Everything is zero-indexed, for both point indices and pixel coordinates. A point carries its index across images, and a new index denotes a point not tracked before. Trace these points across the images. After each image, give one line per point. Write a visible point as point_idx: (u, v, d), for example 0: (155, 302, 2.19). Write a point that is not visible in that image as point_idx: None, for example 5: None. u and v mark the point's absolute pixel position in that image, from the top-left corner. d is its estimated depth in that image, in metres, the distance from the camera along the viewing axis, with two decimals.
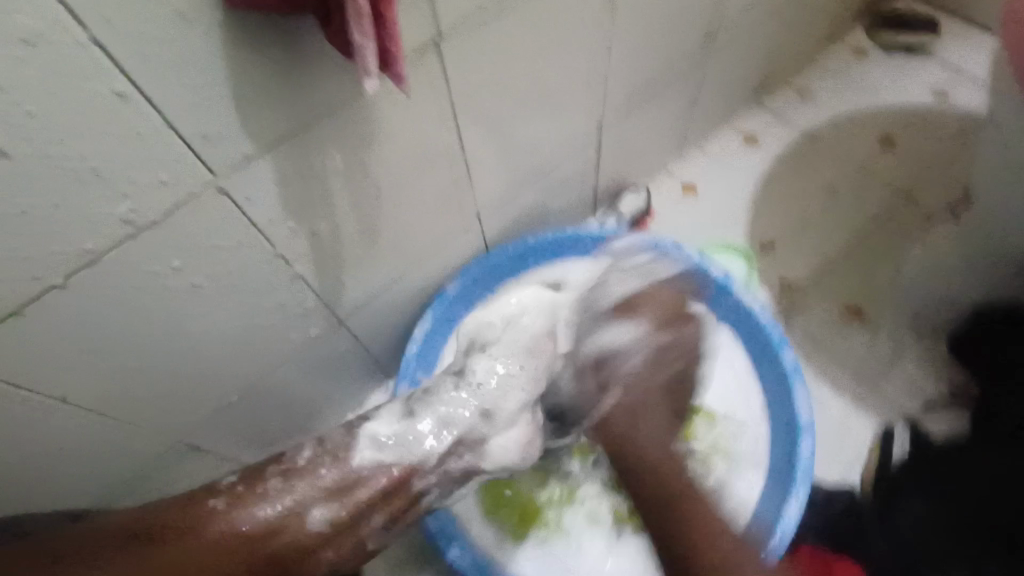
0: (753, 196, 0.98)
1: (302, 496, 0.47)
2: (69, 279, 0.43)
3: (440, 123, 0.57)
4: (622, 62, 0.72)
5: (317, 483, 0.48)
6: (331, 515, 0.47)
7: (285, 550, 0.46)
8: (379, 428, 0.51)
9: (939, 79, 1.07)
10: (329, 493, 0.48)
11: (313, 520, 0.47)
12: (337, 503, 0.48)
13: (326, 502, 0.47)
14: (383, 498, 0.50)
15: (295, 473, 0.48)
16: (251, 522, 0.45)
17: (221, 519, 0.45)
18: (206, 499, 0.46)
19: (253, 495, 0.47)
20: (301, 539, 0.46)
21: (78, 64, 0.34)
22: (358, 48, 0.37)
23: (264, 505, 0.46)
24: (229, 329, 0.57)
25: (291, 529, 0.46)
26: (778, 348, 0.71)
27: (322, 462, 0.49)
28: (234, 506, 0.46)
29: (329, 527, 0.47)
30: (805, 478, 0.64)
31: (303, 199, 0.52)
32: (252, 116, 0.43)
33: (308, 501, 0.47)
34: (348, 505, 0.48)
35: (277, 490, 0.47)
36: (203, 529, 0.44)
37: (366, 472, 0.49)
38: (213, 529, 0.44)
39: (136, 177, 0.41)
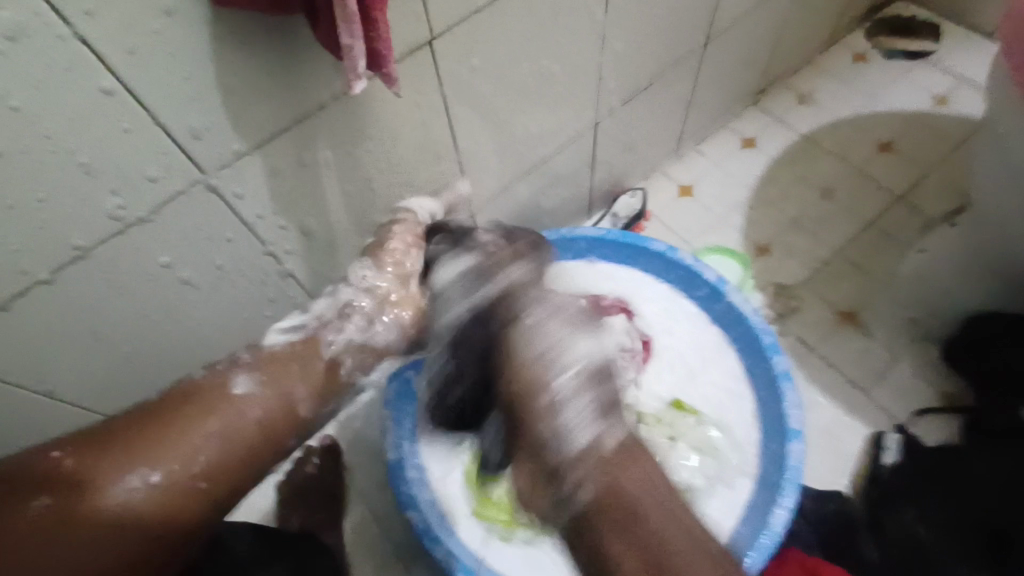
0: (749, 198, 0.98)
1: (222, 371, 0.47)
2: (58, 274, 0.43)
3: (433, 122, 0.57)
4: (619, 63, 0.72)
5: (241, 365, 0.48)
6: (261, 387, 0.47)
7: (221, 429, 0.44)
8: (286, 322, 0.55)
9: (939, 84, 1.06)
10: (251, 370, 0.48)
11: (239, 389, 0.46)
12: (269, 386, 0.47)
13: (251, 372, 0.47)
14: (310, 382, 0.50)
15: (221, 363, 0.48)
16: (197, 415, 0.44)
17: (148, 407, 0.44)
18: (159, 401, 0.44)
19: (194, 392, 0.45)
20: (236, 417, 0.45)
21: (65, 61, 0.34)
22: (348, 50, 0.37)
23: (198, 396, 0.45)
24: (219, 324, 0.57)
25: (235, 416, 0.45)
26: (770, 352, 0.71)
27: (239, 364, 0.48)
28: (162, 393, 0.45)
29: (259, 395, 0.46)
30: (795, 483, 0.64)
31: (294, 196, 0.52)
32: (241, 112, 0.43)
33: (231, 374, 0.47)
34: (270, 377, 0.48)
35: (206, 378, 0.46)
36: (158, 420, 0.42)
37: (279, 347, 0.51)
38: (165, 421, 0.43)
39: (124, 173, 0.41)
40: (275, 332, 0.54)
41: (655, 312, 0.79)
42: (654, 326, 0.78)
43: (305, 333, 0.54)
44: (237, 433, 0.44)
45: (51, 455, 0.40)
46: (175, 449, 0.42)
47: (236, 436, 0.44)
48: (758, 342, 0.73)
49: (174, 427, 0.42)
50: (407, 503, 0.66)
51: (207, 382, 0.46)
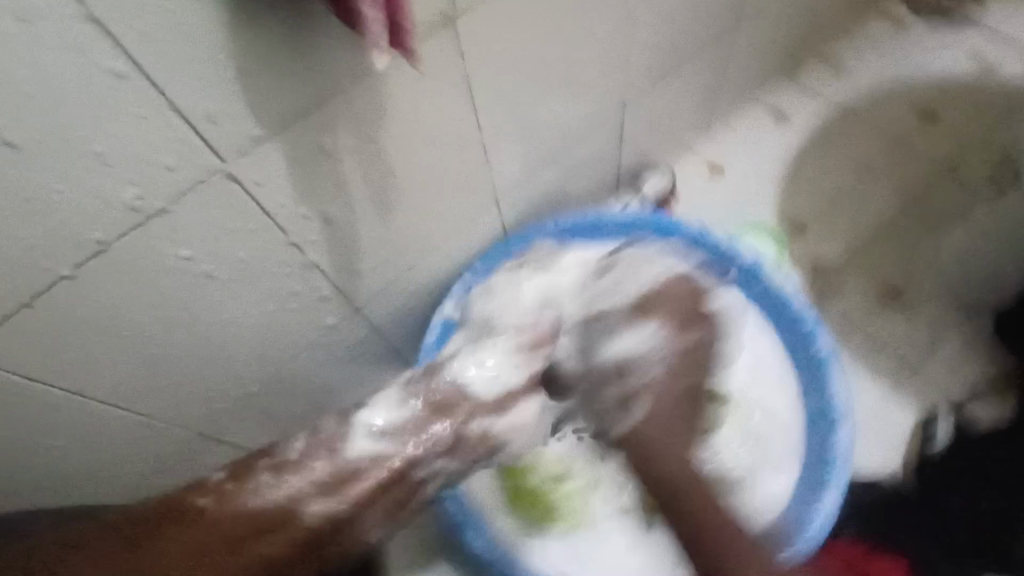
0: (782, 175, 0.94)
1: (297, 489, 0.42)
2: (79, 269, 0.42)
3: (455, 103, 0.55)
4: (647, 34, 0.68)
5: (309, 474, 0.43)
6: (328, 506, 0.42)
7: (283, 550, 0.40)
8: (375, 416, 0.46)
9: (984, 48, 1.00)
10: (325, 488, 0.42)
11: (308, 517, 0.41)
12: (334, 496, 0.42)
13: (325, 496, 0.42)
14: (383, 493, 0.45)
15: (286, 467, 0.42)
16: (240, 516, 0.40)
17: (204, 518, 0.40)
18: (187, 498, 0.41)
19: (238, 488, 0.41)
20: (293, 534, 0.41)
21: (75, 41, 0.32)
22: (368, 20, 0.35)
23: (251, 501, 0.41)
24: (243, 318, 0.56)
25: (287, 522, 0.41)
26: (813, 338, 0.68)
27: (315, 453, 0.44)
28: (221, 504, 0.41)
29: (327, 522, 0.41)
30: (842, 477, 0.63)
31: (316, 184, 0.50)
32: (256, 95, 0.41)
33: (297, 495, 0.41)
34: (345, 501, 0.42)
35: (266, 486, 0.42)
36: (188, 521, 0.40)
37: (363, 463, 0.44)
38: (206, 519, 0.40)
39: (142, 162, 0.39)
40: (362, 431, 0.45)
41: None
42: None
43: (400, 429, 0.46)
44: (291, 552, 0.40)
45: None
46: (232, 555, 0.39)
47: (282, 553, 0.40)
48: (799, 327, 0.70)
49: (230, 548, 0.39)
50: (443, 493, 0.64)
51: (252, 493, 0.41)
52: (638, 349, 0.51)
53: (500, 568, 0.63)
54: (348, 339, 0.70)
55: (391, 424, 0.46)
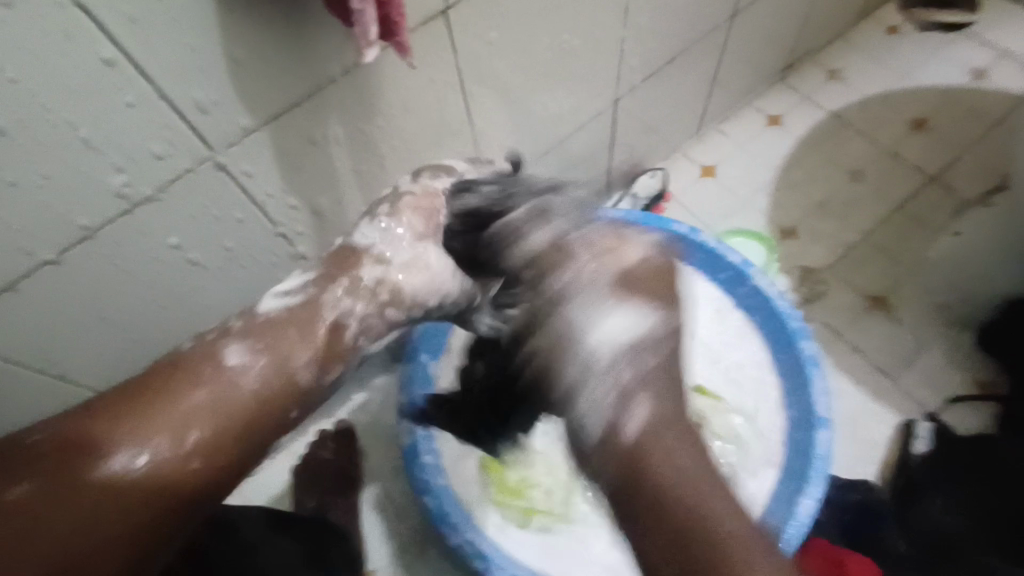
0: (773, 179, 0.95)
1: (215, 368, 0.36)
2: (63, 255, 0.42)
3: (447, 99, 0.55)
4: (642, 36, 0.68)
5: (232, 337, 0.38)
6: (260, 358, 0.37)
7: (218, 421, 0.35)
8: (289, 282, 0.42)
9: (976, 59, 1.01)
10: (248, 355, 0.37)
11: (232, 369, 0.36)
12: (264, 356, 0.37)
13: (250, 345, 0.37)
14: (320, 349, 0.39)
15: (206, 348, 0.37)
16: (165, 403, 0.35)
17: (118, 400, 0.34)
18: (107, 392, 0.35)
19: (154, 376, 0.36)
20: (228, 395, 0.36)
21: (62, 28, 0.32)
22: (358, 15, 0.35)
23: (183, 387, 0.35)
24: (229, 307, 0.56)
25: (225, 392, 0.36)
26: (796, 337, 0.68)
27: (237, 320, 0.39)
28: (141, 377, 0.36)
29: (261, 372, 0.37)
30: (823, 472, 0.61)
31: (304, 175, 0.50)
32: (247, 85, 0.41)
33: (222, 352, 0.37)
34: (282, 356, 0.38)
35: (186, 369, 0.36)
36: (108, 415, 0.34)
37: (281, 321, 0.39)
38: (121, 413, 0.34)
39: (129, 149, 0.39)
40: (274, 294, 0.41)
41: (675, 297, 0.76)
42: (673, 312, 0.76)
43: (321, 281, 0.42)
44: (230, 409, 0.36)
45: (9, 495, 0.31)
46: (160, 421, 0.34)
47: (230, 412, 0.36)
48: (783, 326, 0.70)
49: (150, 412, 0.34)
50: (422, 489, 0.64)
51: (191, 360, 0.36)
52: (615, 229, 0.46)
53: (484, 562, 0.61)
54: None
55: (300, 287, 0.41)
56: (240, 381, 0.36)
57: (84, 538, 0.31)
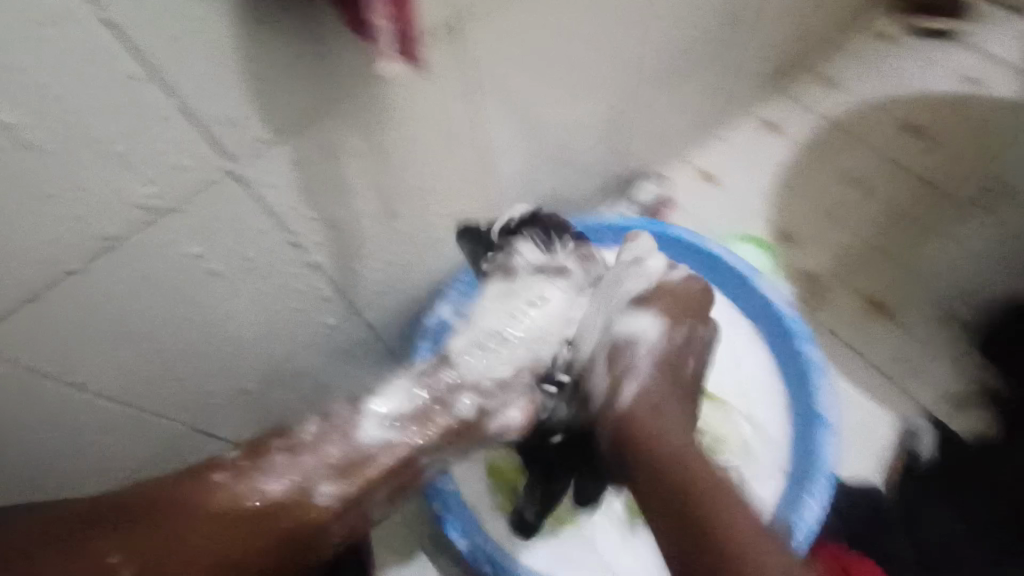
0: (775, 185, 0.96)
1: (308, 474, 0.49)
2: (87, 266, 0.43)
3: (458, 109, 0.56)
4: (646, 46, 0.70)
5: (321, 459, 0.50)
6: (337, 492, 0.49)
7: (289, 524, 0.47)
8: (382, 406, 0.53)
9: (971, 66, 1.03)
10: (335, 471, 0.50)
11: (320, 497, 0.48)
12: (343, 479, 0.50)
13: (336, 478, 0.49)
14: (389, 475, 0.51)
15: (301, 449, 0.50)
16: (259, 495, 0.47)
17: (232, 495, 0.46)
18: (208, 475, 0.47)
19: (258, 466, 0.48)
20: (309, 514, 0.48)
21: (94, 44, 0.33)
22: (380, 31, 0.35)
23: (272, 481, 0.48)
24: (245, 316, 0.57)
25: (300, 504, 0.48)
26: (802, 343, 0.70)
27: (328, 437, 0.51)
28: (249, 479, 0.47)
29: (335, 503, 0.49)
30: (828, 476, 0.63)
31: (322, 187, 0.51)
32: (269, 97, 0.42)
33: (316, 476, 0.49)
34: (356, 481, 0.50)
35: (281, 466, 0.48)
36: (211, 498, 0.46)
37: (372, 449, 0.51)
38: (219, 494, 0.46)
39: (154, 163, 0.40)
40: (373, 420, 0.52)
41: None
42: None
43: (416, 411, 0.54)
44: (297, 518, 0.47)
45: (109, 561, 0.42)
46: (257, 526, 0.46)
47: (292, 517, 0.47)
48: (789, 332, 0.72)
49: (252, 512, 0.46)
50: (433, 496, 0.65)
51: (285, 474, 0.48)
52: (634, 336, 0.56)
53: (494, 566, 0.63)
54: (348, 339, 0.71)
55: (397, 416, 0.53)
56: (321, 509, 0.48)
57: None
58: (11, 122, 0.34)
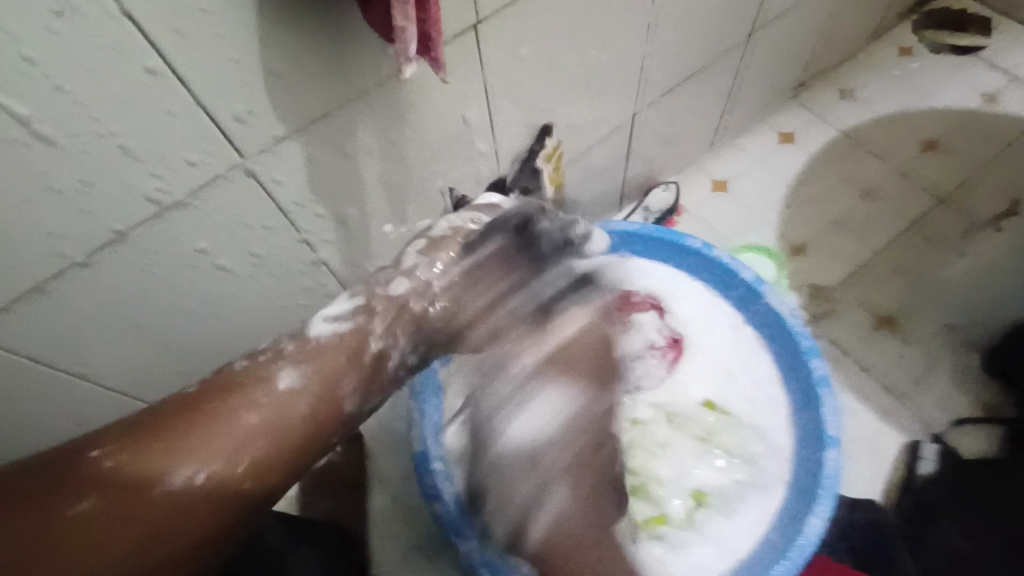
0: (786, 195, 0.95)
1: (269, 365, 0.42)
2: (94, 257, 0.42)
3: (473, 110, 0.55)
4: (664, 52, 0.69)
5: (289, 356, 0.43)
6: (310, 374, 0.43)
7: (264, 417, 0.40)
8: (331, 308, 0.47)
9: (990, 83, 1.02)
10: (302, 359, 0.43)
11: (286, 386, 0.41)
12: (311, 367, 0.43)
13: (297, 366, 0.42)
14: (348, 364, 0.44)
15: (262, 351, 0.43)
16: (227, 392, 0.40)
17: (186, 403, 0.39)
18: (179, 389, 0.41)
19: (225, 375, 0.41)
20: (280, 404, 0.40)
21: (110, 36, 0.33)
22: (400, 33, 0.35)
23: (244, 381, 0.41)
24: (250, 311, 0.56)
25: (272, 398, 0.40)
26: (808, 355, 0.68)
27: (282, 341, 0.44)
28: (201, 388, 0.40)
29: (306, 386, 0.42)
30: (830, 492, 0.61)
31: (333, 185, 0.51)
32: (283, 93, 0.41)
33: (275, 369, 0.42)
34: (325, 364, 0.43)
35: (249, 366, 0.42)
36: (177, 404, 0.39)
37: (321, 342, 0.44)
38: (186, 402, 0.39)
39: (165, 157, 0.40)
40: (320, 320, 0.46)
41: (689, 313, 0.77)
42: (687, 327, 0.76)
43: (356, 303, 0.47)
44: (274, 409, 0.40)
45: (93, 468, 0.35)
46: (228, 421, 0.39)
47: (271, 407, 0.40)
48: (796, 344, 0.70)
49: (218, 412, 0.39)
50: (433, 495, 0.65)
51: (246, 374, 0.41)
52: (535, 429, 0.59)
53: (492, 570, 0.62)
54: None
55: (342, 311, 0.47)
56: (297, 399, 0.41)
57: (168, 514, 0.36)
58: (22, 112, 0.33)
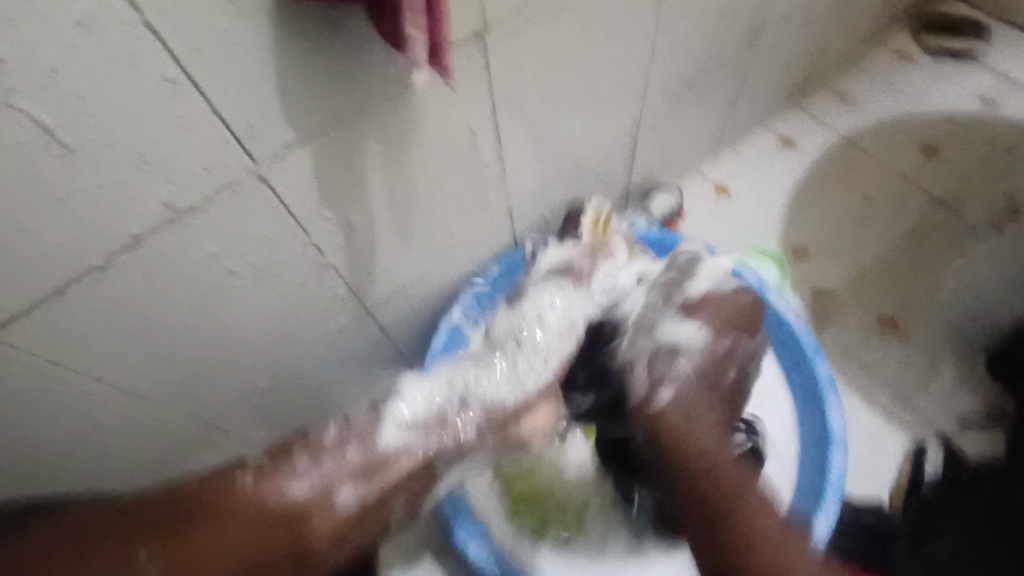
0: (788, 200, 0.96)
1: (328, 476, 0.44)
2: (110, 262, 0.43)
3: (477, 116, 0.56)
4: (665, 58, 0.70)
5: (342, 463, 0.45)
6: (359, 494, 0.45)
7: (321, 527, 0.43)
8: (405, 410, 0.49)
9: (988, 87, 1.03)
10: (357, 472, 0.45)
11: (343, 501, 0.44)
12: (368, 481, 0.45)
13: (356, 483, 0.45)
14: (377, 500, 0.45)
15: (320, 452, 0.45)
16: (291, 490, 0.43)
17: (258, 496, 0.42)
18: (229, 478, 0.42)
19: (280, 470, 0.43)
20: (330, 522, 0.43)
21: (130, 47, 0.34)
22: (411, 43, 0.36)
23: (296, 481, 0.43)
24: (259, 314, 0.57)
25: (323, 505, 0.43)
26: (812, 357, 0.70)
27: (349, 441, 0.46)
28: (264, 483, 0.42)
29: (358, 506, 0.44)
30: (837, 493, 0.63)
31: (341, 189, 0.52)
32: (294, 101, 0.42)
33: (339, 476, 0.44)
34: (376, 485, 0.46)
35: (303, 468, 0.44)
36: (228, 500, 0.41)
37: (391, 453, 0.47)
38: (252, 499, 0.41)
39: (181, 164, 0.41)
40: (394, 422, 0.48)
41: None
42: None
43: (434, 413, 0.50)
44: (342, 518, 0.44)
45: (138, 558, 0.37)
46: (286, 529, 0.41)
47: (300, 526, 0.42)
48: (799, 345, 0.72)
49: (271, 520, 0.41)
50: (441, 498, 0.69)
51: (277, 478, 0.43)
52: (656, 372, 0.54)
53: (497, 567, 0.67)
54: (357, 340, 0.71)
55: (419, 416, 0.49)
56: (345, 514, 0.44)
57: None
58: (45, 120, 0.34)
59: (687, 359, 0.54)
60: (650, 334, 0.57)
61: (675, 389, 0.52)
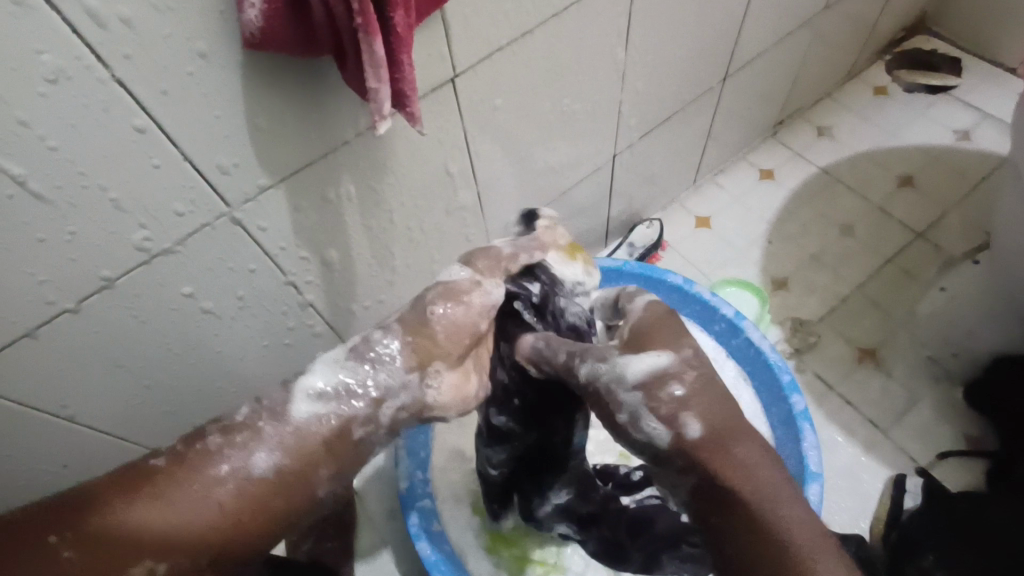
0: (767, 231, 0.98)
1: (246, 443, 0.39)
2: (81, 304, 0.44)
3: (452, 156, 0.57)
4: (640, 97, 0.72)
5: (262, 434, 0.39)
6: (281, 460, 0.39)
7: (240, 503, 0.38)
8: (314, 380, 0.41)
9: (962, 120, 1.06)
10: (272, 443, 0.39)
11: (259, 468, 0.39)
12: (286, 451, 0.39)
13: (274, 450, 0.39)
14: (327, 452, 0.41)
15: (236, 425, 0.40)
16: (195, 478, 0.38)
17: (168, 480, 0.37)
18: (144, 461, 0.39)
19: (192, 451, 0.39)
20: (254, 491, 0.38)
21: (100, 100, 0.35)
22: (374, 93, 0.38)
23: (213, 463, 0.38)
24: (236, 351, 0.58)
25: (243, 481, 0.38)
26: (788, 390, 0.70)
27: (259, 416, 0.40)
28: (173, 467, 0.38)
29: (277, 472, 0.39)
30: None
31: (317, 229, 0.53)
32: (264, 146, 0.43)
33: (250, 448, 0.39)
34: (301, 457, 0.40)
35: (217, 446, 0.39)
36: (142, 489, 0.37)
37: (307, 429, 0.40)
38: (150, 489, 0.37)
39: (152, 208, 0.42)
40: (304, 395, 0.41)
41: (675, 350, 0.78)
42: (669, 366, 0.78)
43: (346, 388, 0.42)
44: (241, 493, 0.38)
45: (47, 541, 0.35)
46: (216, 507, 0.38)
47: (235, 494, 0.38)
48: (775, 378, 0.72)
49: (185, 504, 0.37)
50: (417, 534, 0.65)
51: (198, 453, 0.38)
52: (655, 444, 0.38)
53: None
54: None
55: (333, 387, 0.42)
56: (266, 479, 0.39)
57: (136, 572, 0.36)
58: (16, 171, 0.35)
59: (659, 418, 0.38)
60: (626, 379, 0.40)
61: (702, 412, 0.37)
